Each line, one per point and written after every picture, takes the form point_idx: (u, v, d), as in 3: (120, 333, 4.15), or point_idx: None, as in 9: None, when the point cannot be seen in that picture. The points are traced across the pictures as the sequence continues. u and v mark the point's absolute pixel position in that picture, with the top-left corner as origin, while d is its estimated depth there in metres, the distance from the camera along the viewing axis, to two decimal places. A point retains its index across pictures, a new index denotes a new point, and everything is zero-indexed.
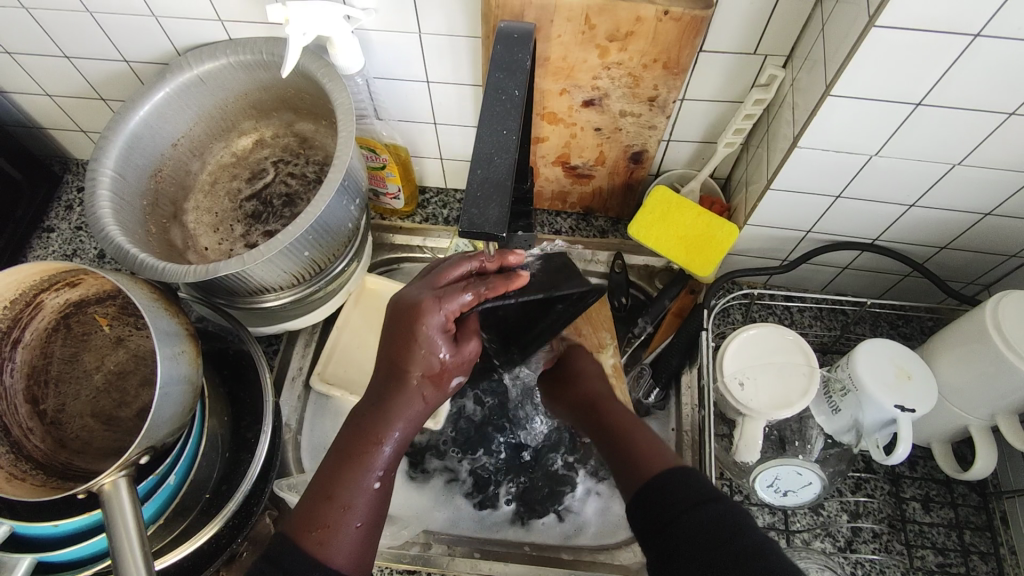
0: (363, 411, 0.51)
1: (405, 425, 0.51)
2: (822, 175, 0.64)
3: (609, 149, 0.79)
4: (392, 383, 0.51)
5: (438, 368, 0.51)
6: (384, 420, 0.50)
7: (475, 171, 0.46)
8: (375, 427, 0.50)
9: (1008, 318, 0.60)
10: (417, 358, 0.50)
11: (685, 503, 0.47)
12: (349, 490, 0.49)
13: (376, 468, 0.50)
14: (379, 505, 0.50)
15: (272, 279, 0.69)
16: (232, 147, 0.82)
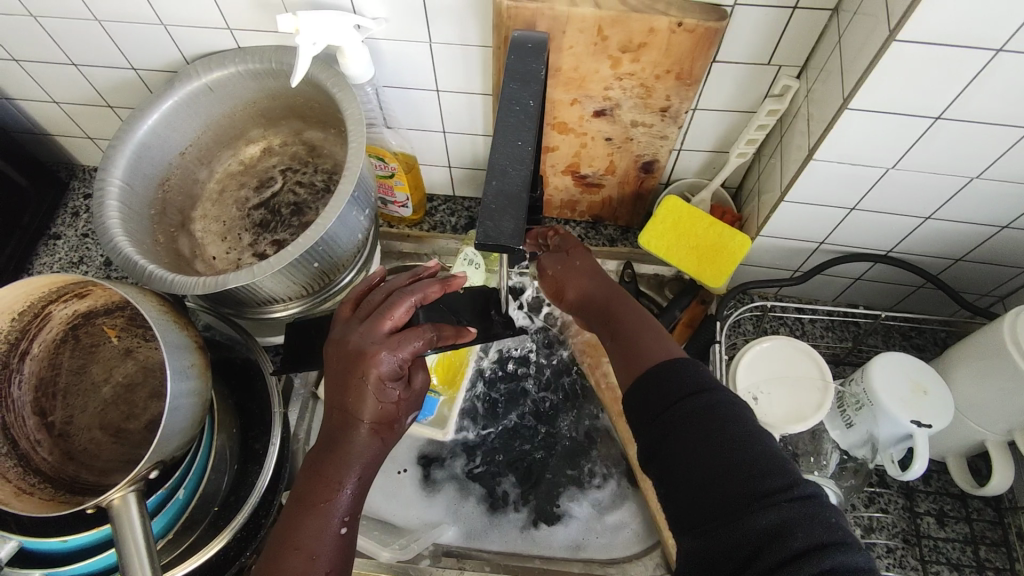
0: (318, 459, 0.51)
1: (363, 468, 0.51)
2: (837, 187, 0.63)
3: (619, 159, 0.78)
4: (342, 430, 0.51)
5: (389, 408, 0.51)
6: (342, 463, 0.50)
7: (490, 186, 0.45)
8: (332, 471, 0.50)
9: None
10: (368, 403, 0.50)
11: (680, 391, 0.46)
12: (315, 531, 0.48)
13: (338, 508, 0.49)
14: (347, 543, 0.49)
15: (281, 289, 0.68)
16: (239, 156, 0.81)
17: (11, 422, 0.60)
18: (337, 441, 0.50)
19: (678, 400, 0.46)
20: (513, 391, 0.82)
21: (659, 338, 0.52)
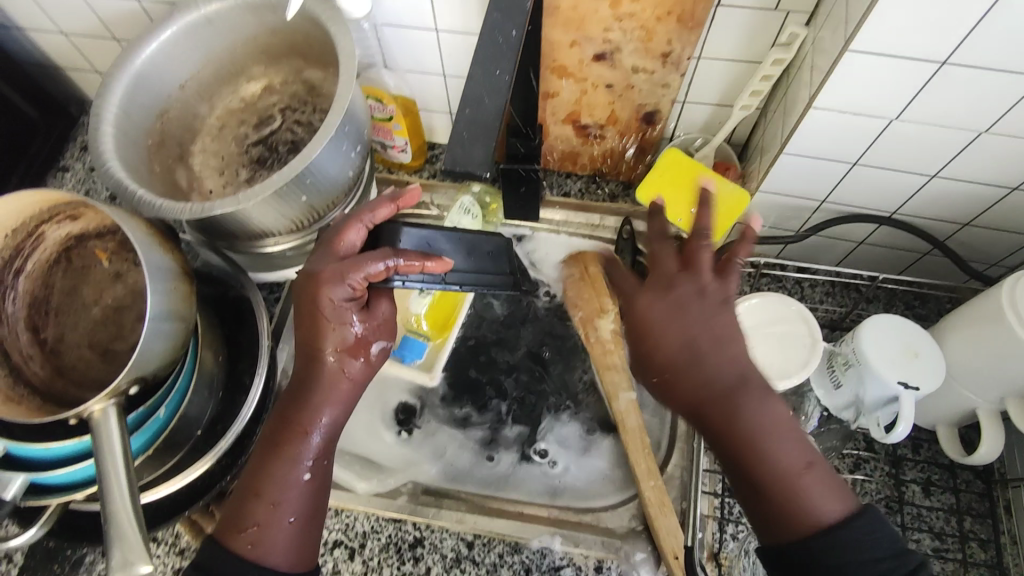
0: (292, 397, 0.57)
1: (330, 403, 0.57)
2: (838, 140, 0.61)
3: (620, 109, 0.76)
4: (310, 369, 0.57)
5: (350, 342, 0.57)
6: (315, 404, 0.56)
7: (465, 110, 0.45)
8: (306, 410, 0.56)
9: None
10: (330, 338, 0.56)
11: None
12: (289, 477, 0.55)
13: (310, 449, 0.56)
14: (318, 481, 0.56)
15: (271, 223, 0.69)
16: (240, 92, 0.81)
17: (5, 334, 0.62)
18: (309, 382, 0.57)
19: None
20: (501, 340, 0.82)
21: (831, 486, 0.50)
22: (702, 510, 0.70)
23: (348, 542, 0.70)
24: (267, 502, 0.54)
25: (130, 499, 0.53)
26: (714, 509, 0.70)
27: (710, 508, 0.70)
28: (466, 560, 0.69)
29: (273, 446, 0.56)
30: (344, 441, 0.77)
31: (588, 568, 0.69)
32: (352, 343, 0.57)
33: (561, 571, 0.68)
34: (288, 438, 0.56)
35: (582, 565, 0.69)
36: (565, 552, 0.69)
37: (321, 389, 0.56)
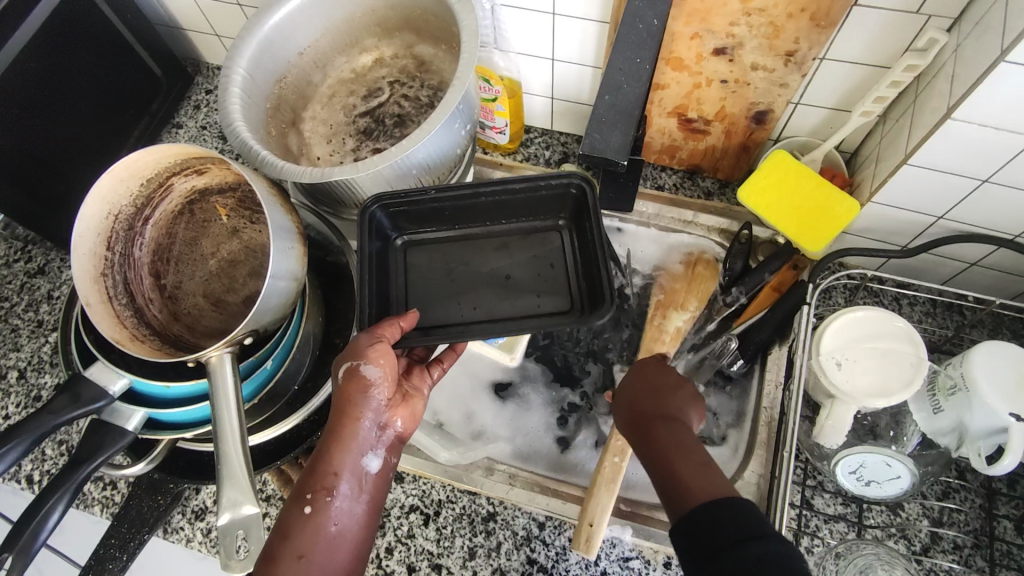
0: (318, 454, 0.58)
1: (345, 446, 0.57)
2: (972, 154, 0.58)
3: (731, 105, 0.75)
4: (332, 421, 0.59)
5: (353, 391, 0.58)
6: (328, 459, 0.57)
7: (604, 97, 0.47)
8: (324, 463, 0.57)
9: None
10: (341, 391, 0.59)
11: (737, 534, 0.46)
12: (311, 526, 0.55)
13: (327, 498, 0.56)
14: (343, 528, 0.56)
15: (380, 193, 0.71)
16: (353, 63, 0.83)
17: (131, 278, 0.66)
18: (326, 435, 0.58)
19: (737, 539, 0.46)
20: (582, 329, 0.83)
21: (720, 485, 0.52)
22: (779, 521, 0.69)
23: (424, 507, 0.73)
24: (294, 555, 0.54)
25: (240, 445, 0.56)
26: (791, 520, 0.69)
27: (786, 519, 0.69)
28: (535, 540, 0.70)
29: (295, 498, 0.56)
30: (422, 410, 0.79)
31: (657, 562, 0.69)
32: (356, 390, 0.58)
33: (629, 562, 0.69)
34: (307, 488, 0.56)
35: (650, 559, 0.69)
36: (635, 545, 0.70)
37: (334, 441, 0.58)
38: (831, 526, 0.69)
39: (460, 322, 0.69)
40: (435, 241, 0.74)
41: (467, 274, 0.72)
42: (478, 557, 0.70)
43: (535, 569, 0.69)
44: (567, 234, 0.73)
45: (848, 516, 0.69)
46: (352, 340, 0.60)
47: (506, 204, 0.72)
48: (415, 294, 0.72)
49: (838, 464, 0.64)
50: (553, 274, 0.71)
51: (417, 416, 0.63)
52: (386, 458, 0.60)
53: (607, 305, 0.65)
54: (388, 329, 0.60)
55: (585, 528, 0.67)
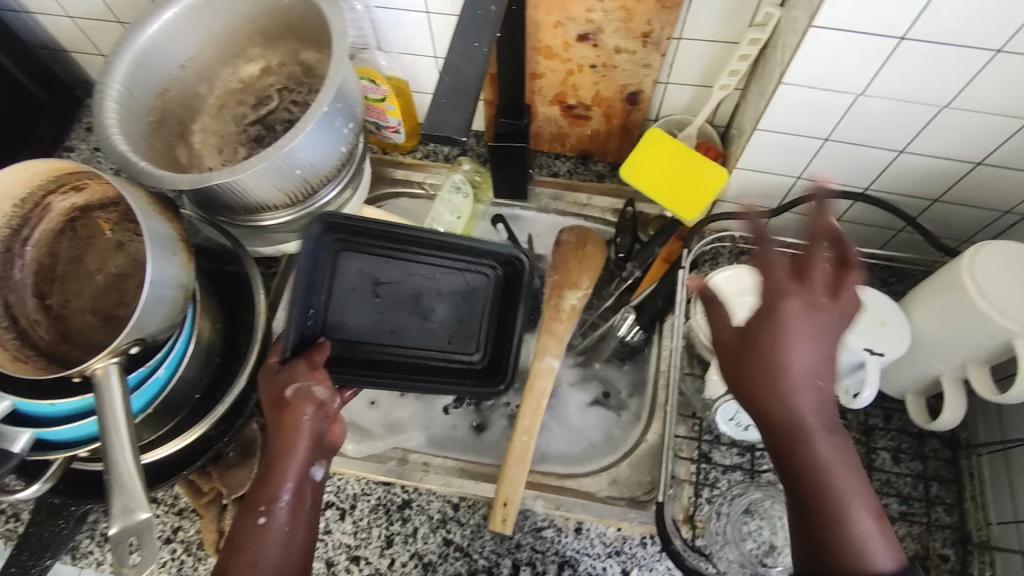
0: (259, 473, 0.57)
1: (287, 458, 0.57)
2: (810, 115, 0.64)
3: (604, 89, 0.79)
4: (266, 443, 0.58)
5: (293, 408, 0.58)
6: (274, 468, 0.56)
7: (444, 78, 0.48)
8: (271, 473, 0.56)
9: (984, 269, 0.60)
10: (279, 408, 0.58)
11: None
12: (263, 536, 0.54)
13: (278, 506, 0.55)
14: (296, 534, 0.55)
15: (267, 195, 0.72)
16: (239, 73, 0.84)
17: (12, 301, 0.65)
18: (269, 448, 0.57)
19: None
20: None
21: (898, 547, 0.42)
22: (678, 475, 0.73)
23: (339, 503, 0.74)
24: (246, 567, 0.52)
25: (131, 455, 0.56)
26: (691, 474, 0.73)
27: (687, 474, 0.73)
28: (451, 521, 0.73)
29: (245, 511, 0.55)
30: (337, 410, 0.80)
31: (568, 528, 0.72)
32: (299, 404, 0.58)
33: (542, 532, 0.72)
34: (257, 499, 0.55)
35: (562, 526, 0.72)
36: (547, 515, 0.72)
37: (279, 450, 0.57)
38: (729, 476, 0.73)
39: (379, 349, 0.71)
40: (367, 245, 0.70)
41: (391, 294, 0.71)
42: (396, 544, 0.72)
43: (452, 548, 0.72)
44: (499, 280, 0.74)
45: (744, 465, 0.73)
46: (286, 361, 0.61)
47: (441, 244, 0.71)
48: (337, 305, 0.69)
49: (715, 411, 0.67)
50: (473, 322, 0.73)
51: (347, 433, 0.64)
52: (327, 469, 0.60)
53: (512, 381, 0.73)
54: (319, 354, 0.63)
55: (500, 507, 0.70)
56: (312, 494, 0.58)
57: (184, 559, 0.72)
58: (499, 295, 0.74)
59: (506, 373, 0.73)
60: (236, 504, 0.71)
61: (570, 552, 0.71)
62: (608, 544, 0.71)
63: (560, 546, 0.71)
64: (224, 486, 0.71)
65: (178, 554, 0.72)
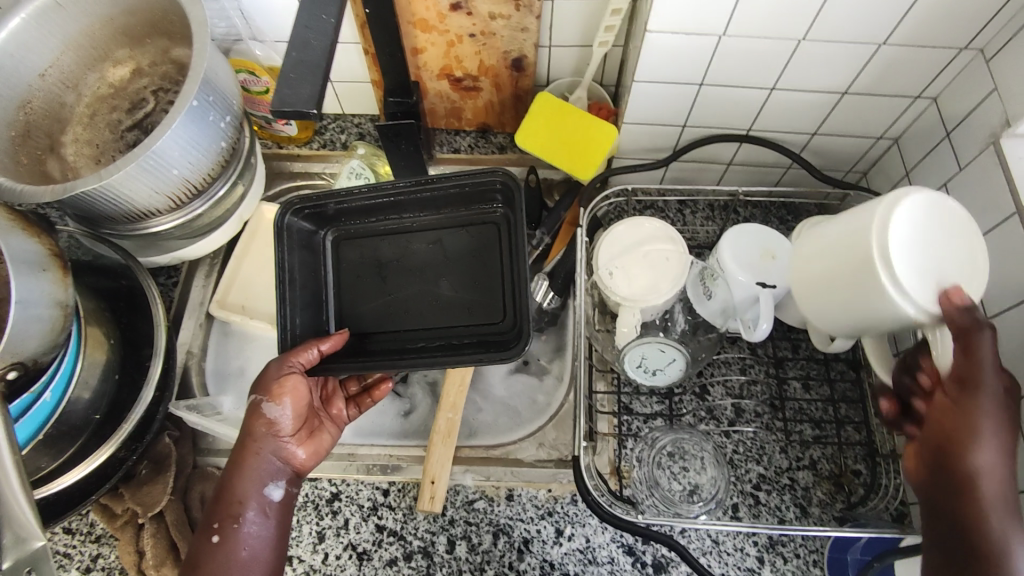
0: (222, 483, 0.61)
1: (258, 477, 0.61)
2: (680, 61, 0.65)
3: (488, 57, 0.79)
4: (238, 457, 0.61)
5: (258, 424, 0.61)
6: (233, 488, 0.60)
7: (290, 54, 0.47)
8: (229, 493, 0.60)
9: (898, 226, 0.52)
10: (247, 423, 0.62)
11: None
12: (222, 553, 0.58)
13: (234, 526, 0.59)
14: (254, 553, 0.59)
15: (145, 200, 0.69)
16: (108, 78, 0.80)
17: None
18: (230, 465, 0.61)
19: None
20: None
21: None
22: (601, 430, 0.75)
23: None
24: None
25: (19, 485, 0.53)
26: (614, 427, 0.75)
27: (610, 428, 0.75)
28: (382, 507, 0.72)
29: (203, 528, 0.59)
30: None
31: (500, 497, 0.73)
32: (259, 427, 0.62)
33: (474, 504, 0.72)
34: (213, 517, 0.59)
35: (493, 496, 0.72)
36: (477, 487, 0.73)
37: (236, 472, 0.60)
38: (650, 424, 0.75)
39: (393, 334, 0.71)
40: (365, 235, 0.74)
41: (397, 273, 0.72)
42: (329, 538, 0.71)
43: (385, 534, 0.71)
44: (505, 220, 0.70)
45: (663, 411, 0.75)
46: (265, 367, 0.63)
47: (432, 200, 0.71)
48: (348, 295, 0.73)
49: (624, 360, 0.70)
50: (490, 279, 0.71)
51: (322, 451, 0.65)
52: (290, 488, 0.63)
53: (526, 335, 0.64)
54: (303, 354, 0.63)
55: (427, 485, 0.71)
56: (279, 511, 0.61)
57: None
58: (503, 245, 0.71)
59: (522, 327, 0.66)
60: (154, 522, 0.68)
61: (504, 520, 0.71)
62: (540, 506, 0.72)
63: (493, 515, 0.72)
64: (139, 505, 0.68)
65: None
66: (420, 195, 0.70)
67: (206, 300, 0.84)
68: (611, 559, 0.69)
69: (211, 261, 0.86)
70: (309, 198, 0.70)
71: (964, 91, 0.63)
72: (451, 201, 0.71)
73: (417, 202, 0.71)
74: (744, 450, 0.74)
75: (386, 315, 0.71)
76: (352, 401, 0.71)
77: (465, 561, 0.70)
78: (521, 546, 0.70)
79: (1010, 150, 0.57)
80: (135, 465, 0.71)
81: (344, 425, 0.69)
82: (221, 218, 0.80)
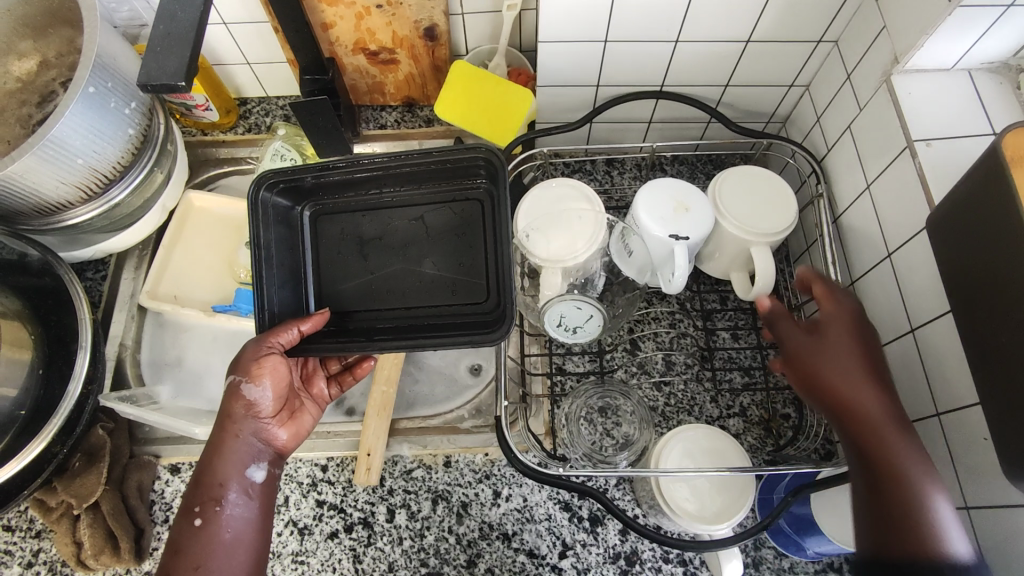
0: (200, 465, 0.59)
1: (238, 461, 0.59)
2: (580, 18, 0.65)
3: (399, 28, 0.78)
4: (218, 439, 0.59)
5: (235, 406, 0.59)
6: (213, 472, 0.58)
7: (158, 26, 0.47)
8: (208, 477, 0.58)
9: None
10: (224, 406, 0.60)
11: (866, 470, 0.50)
12: (205, 536, 0.56)
13: (216, 509, 0.57)
14: (239, 535, 0.57)
15: (54, 192, 0.68)
16: (12, 71, 0.78)
17: None
18: (207, 448, 0.59)
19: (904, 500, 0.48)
20: None
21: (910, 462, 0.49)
22: (535, 392, 0.75)
23: None
24: (190, 563, 0.55)
25: None
26: (548, 389, 0.75)
27: (544, 389, 0.75)
28: (322, 483, 0.73)
29: (183, 513, 0.57)
30: (196, 400, 0.79)
31: (438, 464, 0.73)
32: (237, 409, 0.59)
33: (413, 473, 0.73)
34: (194, 501, 0.57)
35: (431, 463, 0.73)
36: (415, 457, 0.74)
37: (214, 455, 0.58)
38: (583, 382, 0.75)
39: (376, 315, 0.67)
40: (344, 209, 0.69)
41: (380, 251, 0.68)
42: None
43: (326, 508, 0.72)
44: (488, 197, 0.66)
45: (595, 369, 0.76)
46: (243, 346, 0.60)
47: (415, 175, 0.66)
48: (327, 272, 0.68)
49: (545, 318, 0.70)
50: (475, 259, 0.67)
51: (302, 433, 0.65)
52: (271, 469, 0.61)
53: (512, 318, 0.60)
54: (283, 331, 0.60)
55: (363, 458, 0.71)
56: (263, 493, 0.60)
57: None
58: (488, 225, 0.67)
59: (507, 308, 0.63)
60: (90, 513, 0.68)
61: (442, 486, 0.72)
62: (478, 470, 0.73)
63: (431, 482, 0.72)
64: (72, 497, 0.68)
65: None
66: (398, 170, 0.66)
67: (137, 291, 0.84)
68: (548, 516, 0.70)
69: (139, 253, 0.86)
70: (282, 171, 0.65)
71: (859, 32, 0.63)
72: (426, 175, 0.67)
73: (395, 175, 0.67)
74: (676, 402, 0.75)
75: (370, 294, 0.68)
76: (334, 380, 0.71)
77: (406, 528, 0.70)
78: (460, 510, 0.71)
79: (901, 86, 0.59)
80: (68, 458, 0.71)
81: (324, 403, 0.69)
82: (142, 207, 0.80)
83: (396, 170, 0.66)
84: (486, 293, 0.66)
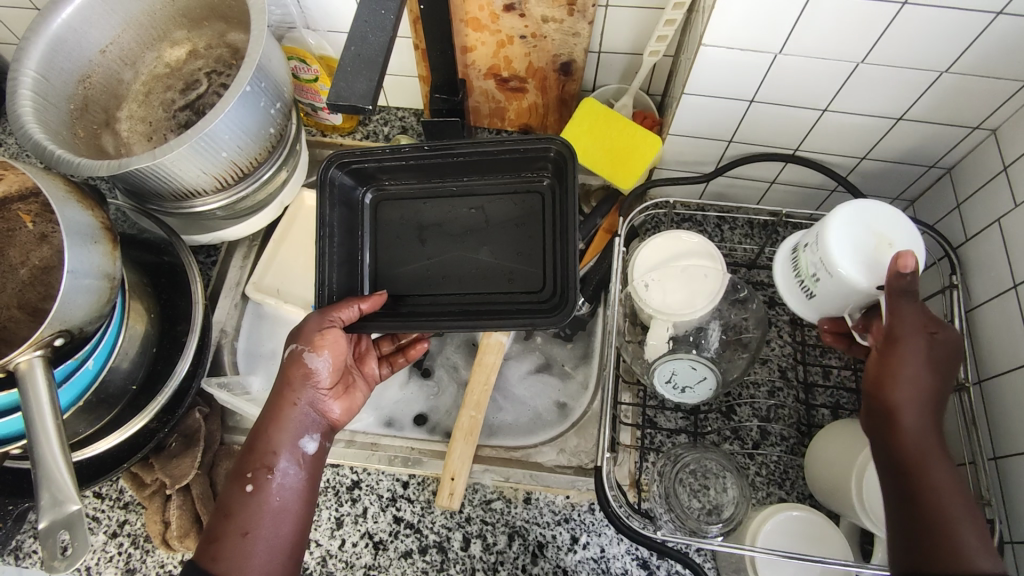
0: (252, 433, 0.60)
1: (291, 428, 0.60)
2: (733, 77, 0.64)
3: (536, 59, 0.79)
4: (274, 407, 0.60)
5: (295, 373, 0.61)
6: (267, 438, 0.59)
7: (349, 48, 0.49)
8: (263, 443, 0.59)
9: None
10: (283, 373, 0.61)
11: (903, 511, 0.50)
12: (255, 501, 0.56)
13: (267, 475, 0.58)
14: (286, 502, 0.57)
15: (193, 180, 0.70)
16: (164, 58, 0.81)
17: None
18: (264, 416, 0.60)
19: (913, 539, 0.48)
20: None
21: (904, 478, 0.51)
22: (623, 441, 0.74)
23: None
24: (240, 528, 0.55)
25: (68, 457, 0.55)
26: (636, 440, 0.74)
27: (632, 440, 0.74)
28: (401, 499, 0.73)
29: (235, 478, 0.57)
30: None
31: (517, 499, 0.73)
32: (297, 375, 0.61)
33: (492, 504, 0.73)
34: (247, 467, 0.57)
35: (511, 497, 0.73)
36: (495, 487, 0.73)
37: (272, 421, 0.59)
38: (673, 439, 0.74)
39: (430, 299, 0.71)
40: (406, 196, 0.74)
41: (438, 237, 0.72)
42: (346, 525, 0.72)
43: (402, 526, 0.72)
44: (551, 190, 0.71)
45: (687, 428, 0.75)
46: (304, 319, 0.63)
47: (479, 164, 0.71)
48: (386, 256, 0.73)
49: (653, 373, 0.69)
50: (532, 249, 0.71)
51: (353, 408, 0.66)
52: (323, 441, 0.62)
53: (572, 300, 0.64)
54: (343, 311, 0.63)
55: (447, 482, 0.71)
56: (314, 465, 0.60)
57: (130, 552, 0.71)
58: (546, 215, 0.71)
59: (566, 294, 0.66)
60: (181, 494, 0.70)
61: (520, 523, 0.72)
62: (558, 512, 0.72)
63: (510, 517, 0.72)
64: (167, 477, 0.70)
65: (124, 547, 0.72)
66: (459, 155, 0.70)
67: (242, 280, 0.86)
68: (624, 571, 0.69)
69: (248, 243, 0.88)
70: (353, 154, 0.71)
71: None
72: (487, 166, 0.72)
73: (454, 161, 0.71)
74: (766, 473, 0.73)
75: (428, 277, 0.72)
76: (385, 360, 0.73)
77: (479, 559, 0.70)
78: (535, 550, 0.70)
79: None
80: (166, 438, 0.73)
81: (375, 384, 0.70)
82: (263, 202, 0.82)
83: (460, 156, 0.70)
84: (543, 283, 0.69)
